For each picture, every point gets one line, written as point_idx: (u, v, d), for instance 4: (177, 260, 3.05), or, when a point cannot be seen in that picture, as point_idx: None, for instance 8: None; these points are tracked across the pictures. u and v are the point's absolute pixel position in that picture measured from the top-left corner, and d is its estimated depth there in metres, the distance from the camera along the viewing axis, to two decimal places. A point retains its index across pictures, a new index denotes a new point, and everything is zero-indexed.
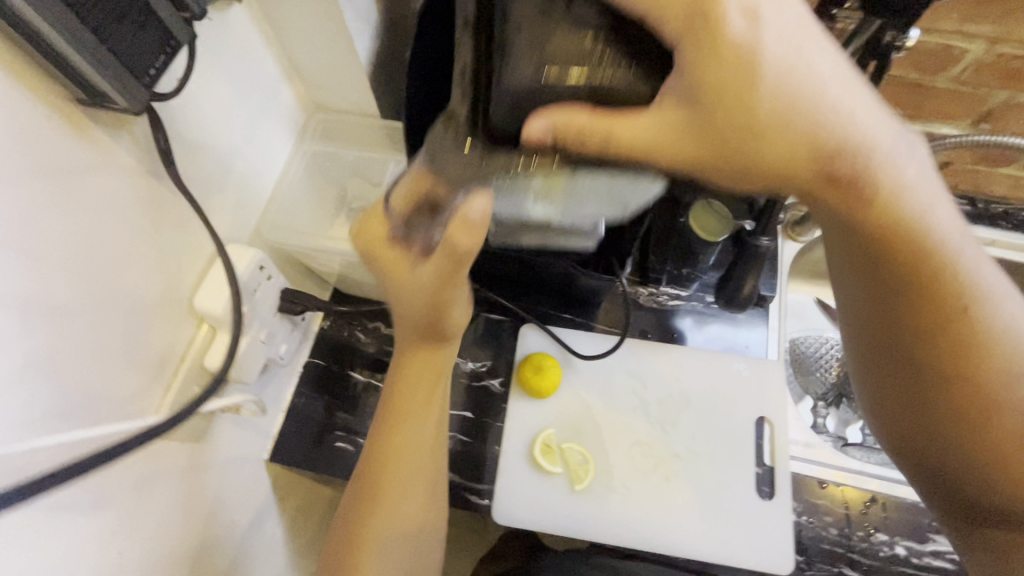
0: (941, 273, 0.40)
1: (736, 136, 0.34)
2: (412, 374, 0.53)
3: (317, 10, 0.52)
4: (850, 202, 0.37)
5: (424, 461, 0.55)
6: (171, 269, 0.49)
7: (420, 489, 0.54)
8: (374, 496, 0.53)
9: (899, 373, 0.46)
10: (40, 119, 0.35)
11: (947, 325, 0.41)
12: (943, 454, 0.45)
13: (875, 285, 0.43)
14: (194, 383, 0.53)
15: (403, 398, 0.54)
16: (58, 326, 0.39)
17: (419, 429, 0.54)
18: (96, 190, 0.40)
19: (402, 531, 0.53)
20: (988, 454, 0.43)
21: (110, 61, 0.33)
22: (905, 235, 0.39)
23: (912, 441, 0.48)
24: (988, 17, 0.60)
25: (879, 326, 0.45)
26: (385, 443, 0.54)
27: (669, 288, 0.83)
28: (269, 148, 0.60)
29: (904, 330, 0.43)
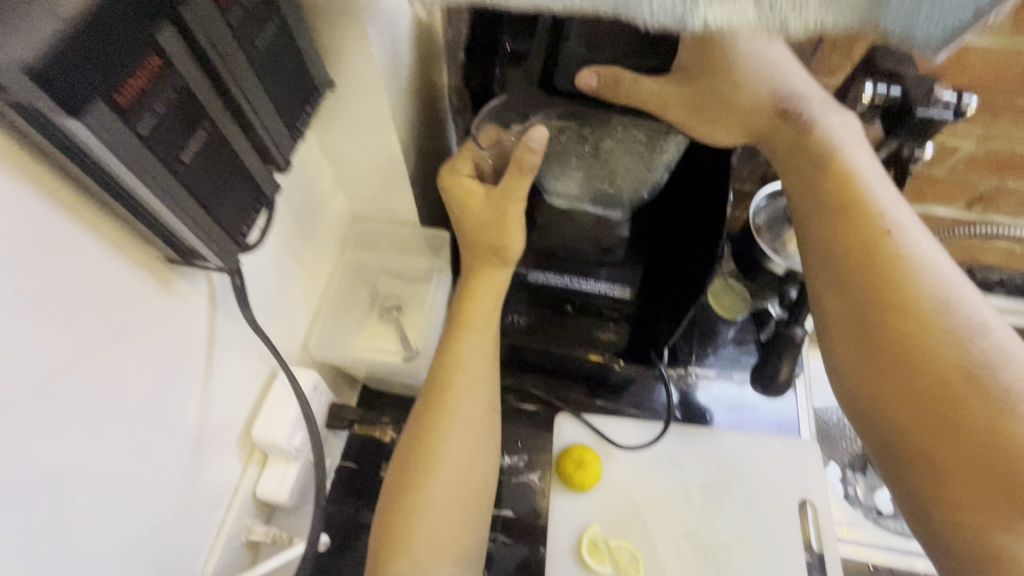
0: (893, 254, 0.41)
1: (710, 97, 0.48)
2: (462, 345, 0.53)
3: (372, 138, 0.55)
4: (815, 181, 0.46)
5: (473, 434, 0.51)
6: (231, 401, 0.49)
7: (467, 465, 0.50)
8: (418, 469, 0.49)
9: (892, 376, 0.40)
10: (133, 280, 0.36)
11: (911, 305, 0.40)
12: (948, 460, 0.37)
13: (852, 288, 0.42)
14: (245, 514, 0.53)
15: (453, 369, 0.52)
16: (126, 484, 0.38)
17: (467, 400, 0.52)
18: (174, 339, 0.41)
19: (446, 510, 0.48)
20: (986, 457, 0.36)
21: (212, 230, 0.34)
22: (864, 213, 0.43)
23: (907, 454, 0.39)
24: (978, 120, 0.66)
25: (854, 324, 0.42)
26: (432, 412, 0.51)
27: (697, 368, 0.85)
28: (314, 260, 0.62)
29: (883, 320, 0.41)
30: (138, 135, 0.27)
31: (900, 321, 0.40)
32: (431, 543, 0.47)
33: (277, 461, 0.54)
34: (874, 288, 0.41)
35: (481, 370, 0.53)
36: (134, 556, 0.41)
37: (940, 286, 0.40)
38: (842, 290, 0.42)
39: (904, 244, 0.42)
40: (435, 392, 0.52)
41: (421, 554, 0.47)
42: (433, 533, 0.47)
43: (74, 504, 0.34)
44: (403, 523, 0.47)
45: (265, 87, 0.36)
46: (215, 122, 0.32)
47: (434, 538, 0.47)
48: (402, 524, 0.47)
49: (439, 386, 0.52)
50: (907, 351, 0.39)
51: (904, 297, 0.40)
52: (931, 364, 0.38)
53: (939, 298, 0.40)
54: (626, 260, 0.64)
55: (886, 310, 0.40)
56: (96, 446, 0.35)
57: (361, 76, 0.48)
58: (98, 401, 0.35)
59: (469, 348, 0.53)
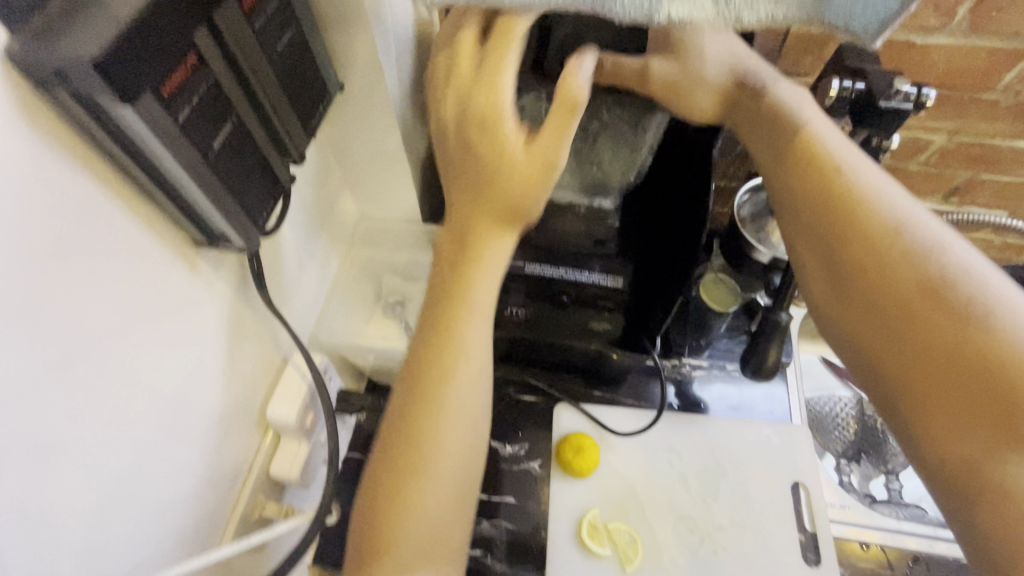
0: (852, 188, 0.42)
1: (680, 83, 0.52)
2: (459, 330, 0.42)
3: (380, 138, 0.60)
4: (778, 142, 0.46)
5: (464, 437, 0.41)
6: (250, 381, 0.53)
7: (456, 474, 0.41)
8: (402, 469, 0.40)
9: (868, 311, 0.39)
10: (167, 262, 0.40)
11: (873, 231, 0.40)
12: (943, 387, 0.35)
13: (817, 230, 0.43)
14: (259, 492, 0.56)
15: (449, 355, 0.41)
16: (160, 450, 0.42)
17: (465, 398, 0.42)
18: (202, 320, 0.45)
19: (427, 518, 0.39)
20: (961, 377, 0.34)
21: (237, 213, 0.38)
22: (822, 159, 0.44)
23: (911, 387, 0.36)
24: (948, 115, 0.70)
25: (830, 268, 0.42)
26: (419, 409, 0.41)
27: (691, 358, 0.88)
28: (324, 255, 0.65)
29: (846, 255, 0.41)
30: (177, 124, 0.31)
31: (870, 264, 0.40)
32: (413, 552, 0.39)
33: (291, 442, 0.57)
34: (838, 240, 0.41)
35: (479, 367, 0.43)
36: (162, 522, 0.44)
37: (898, 216, 0.40)
38: (810, 236, 0.44)
39: (863, 186, 0.42)
40: (424, 381, 0.41)
41: (400, 563, 0.38)
42: (415, 540, 0.39)
43: (114, 467, 0.38)
44: (383, 526, 0.39)
45: (283, 86, 0.40)
46: (241, 116, 0.36)
47: (415, 547, 0.39)
48: (383, 528, 0.39)
49: (428, 377, 0.41)
50: (874, 275, 0.39)
51: (866, 228, 0.40)
52: (896, 279, 0.38)
53: (914, 228, 0.39)
54: (620, 253, 0.68)
55: (849, 245, 0.41)
56: (134, 413, 0.39)
57: (367, 75, 0.52)
58: (134, 372, 0.38)
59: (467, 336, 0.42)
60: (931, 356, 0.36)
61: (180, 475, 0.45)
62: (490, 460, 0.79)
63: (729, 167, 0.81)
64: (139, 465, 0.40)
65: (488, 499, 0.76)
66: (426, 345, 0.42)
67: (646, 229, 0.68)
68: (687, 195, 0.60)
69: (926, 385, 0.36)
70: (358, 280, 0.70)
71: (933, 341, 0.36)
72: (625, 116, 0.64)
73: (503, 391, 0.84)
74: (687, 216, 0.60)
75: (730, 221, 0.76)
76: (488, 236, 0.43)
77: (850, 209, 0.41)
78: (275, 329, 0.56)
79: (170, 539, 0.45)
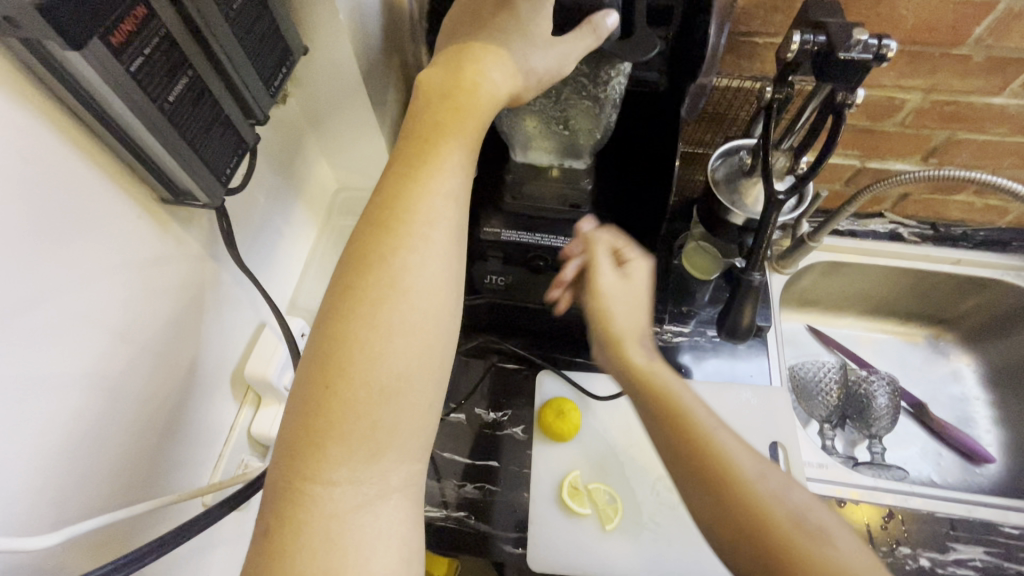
0: (694, 430, 0.44)
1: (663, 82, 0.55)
2: (411, 237, 0.39)
3: (349, 104, 0.61)
4: (640, 392, 0.48)
5: (431, 351, 0.38)
6: (223, 341, 0.55)
7: (425, 392, 0.38)
8: (362, 382, 0.36)
9: (730, 517, 0.41)
10: (131, 215, 0.42)
11: (713, 471, 0.42)
12: (763, 538, 0.39)
13: (676, 465, 0.44)
14: (241, 451, 0.58)
15: (393, 243, 0.38)
16: (132, 399, 0.44)
17: (431, 306, 0.38)
18: (170, 275, 0.47)
19: (394, 432, 0.37)
20: (765, 533, 0.39)
21: (198, 167, 0.40)
22: (676, 407, 0.45)
23: (735, 532, 0.40)
24: (919, 73, 0.70)
25: (681, 477, 0.44)
26: (382, 313, 0.37)
27: (672, 326, 0.88)
28: (301, 223, 0.67)
29: (682, 469, 0.44)
30: (129, 73, 0.32)
31: (699, 455, 0.43)
32: (378, 472, 0.36)
33: (270, 403, 0.59)
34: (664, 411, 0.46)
35: (445, 272, 0.40)
36: (138, 469, 0.45)
37: (690, 387, 0.47)
38: (655, 425, 0.46)
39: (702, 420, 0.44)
40: (387, 282, 0.37)
41: (358, 487, 0.35)
42: (380, 458, 0.36)
43: (84, 409, 0.39)
44: (340, 442, 0.35)
45: (242, 44, 0.41)
46: (198, 71, 0.38)
47: (380, 467, 0.36)
48: (339, 444, 0.35)
49: (393, 277, 0.38)
50: (699, 460, 0.43)
51: (707, 449, 0.43)
52: (746, 512, 0.40)
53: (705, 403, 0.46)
54: (594, 216, 0.68)
55: (698, 470, 0.43)
56: (103, 360, 0.41)
57: (334, 46, 0.54)
58: (104, 320, 0.40)
59: (433, 235, 0.39)
60: (778, 570, 0.38)
61: (158, 426, 0.47)
62: (473, 426, 0.81)
63: (704, 132, 0.82)
64: (112, 412, 0.42)
65: (476, 464, 0.78)
66: (388, 244, 0.38)
67: (620, 190, 0.68)
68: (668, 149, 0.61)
69: (758, 561, 0.39)
70: (335, 249, 0.71)
71: (781, 555, 0.38)
72: (584, 70, 0.57)
73: (486, 360, 0.85)
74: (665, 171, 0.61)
75: (706, 184, 0.77)
76: (455, 169, 0.42)
77: (704, 454, 0.43)
78: (250, 293, 0.59)
79: (150, 484, 0.47)
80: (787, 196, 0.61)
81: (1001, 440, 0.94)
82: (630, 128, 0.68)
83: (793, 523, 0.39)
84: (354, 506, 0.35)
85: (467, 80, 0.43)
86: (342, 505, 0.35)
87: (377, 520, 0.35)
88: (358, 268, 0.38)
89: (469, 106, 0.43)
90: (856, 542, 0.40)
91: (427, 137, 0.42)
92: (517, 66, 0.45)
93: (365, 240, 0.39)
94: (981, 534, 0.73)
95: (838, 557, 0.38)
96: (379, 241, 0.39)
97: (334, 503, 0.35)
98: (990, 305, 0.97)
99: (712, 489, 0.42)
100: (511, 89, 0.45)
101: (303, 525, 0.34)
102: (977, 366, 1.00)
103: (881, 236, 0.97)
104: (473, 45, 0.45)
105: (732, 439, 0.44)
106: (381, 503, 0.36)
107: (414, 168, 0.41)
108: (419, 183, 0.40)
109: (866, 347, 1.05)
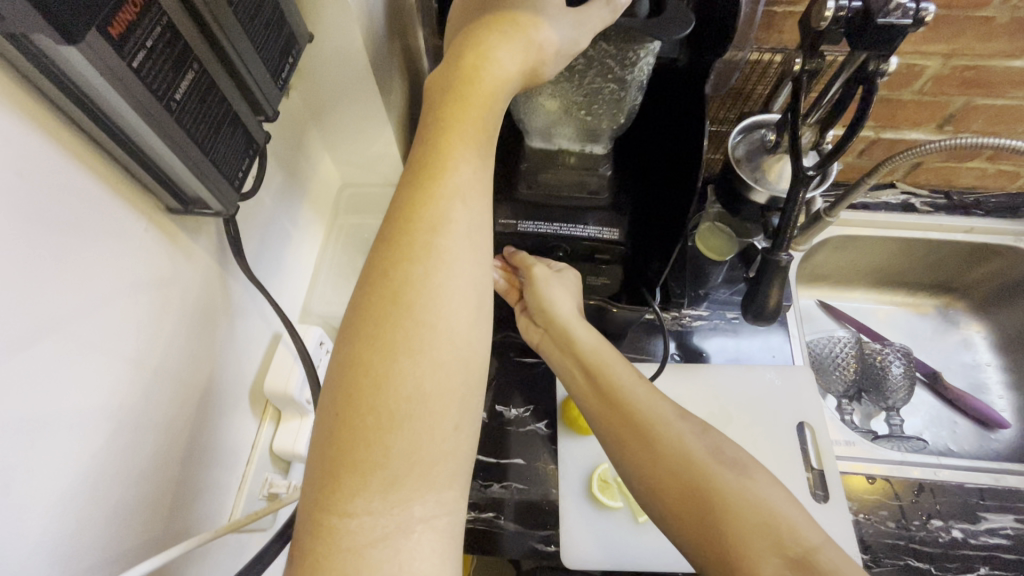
0: (617, 393, 0.54)
1: (653, 103, 0.64)
2: (440, 241, 0.35)
3: (354, 94, 0.58)
4: (566, 360, 0.60)
5: (449, 368, 0.34)
6: (239, 354, 0.52)
7: (446, 414, 0.34)
8: (371, 411, 0.32)
9: (676, 492, 0.46)
10: (138, 230, 0.39)
11: (640, 432, 0.50)
12: (706, 509, 0.44)
13: (625, 439, 0.51)
14: (265, 468, 0.56)
15: (420, 256, 0.35)
16: (147, 426, 0.41)
17: (446, 318, 0.34)
18: (180, 289, 0.43)
19: (414, 460, 0.33)
20: (707, 506, 0.44)
21: (210, 173, 0.36)
22: (601, 370, 0.56)
23: (681, 503, 0.45)
24: (941, 38, 0.68)
25: (639, 453, 0.49)
26: (387, 332, 0.34)
27: (690, 310, 0.87)
28: (308, 224, 0.64)
29: (626, 447, 0.50)
30: (132, 70, 0.29)
31: (622, 414, 0.52)
32: (400, 503, 0.33)
33: (292, 417, 0.56)
34: (588, 376, 0.57)
35: (464, 279, 0.35)
36: (159, 499, 0.43)
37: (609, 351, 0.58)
38: (584, 394, 0.57)
39: (621, 380, 0.55)
40: (389, 299, 0.34)
41: (379, 520, 0.32)
42: (400, 487, 0.33)
43: (98, 444, 0.36)
44: (354, 474, 0.32)
45: (248, 32, 0.37)
46: (204, 64, 0.34)
47: (401, 497, 0.33)
48: (355, 475, 0.32)
49: (395, 293, 0.34)
50: (634, 429, 0.50)
51: (635, 416, 0.51)
52: (678, 466, 0.47)
53: (625, 367, 0.56)
54: (614, 201, 0.65)
55: (632, 431, 0.50)
56: (115, 389, 0.38)
57: (338, 31, 0.50)
58: (111, 344, 0.37)
59: (450, 244, 0.35)
60: (713, 517, 0.43)
61: (175, 450, 0.44)
62: (495, 423, 0.78)
63: (720, 108, 0.80)
64: (127, 442, 0.39)
65: (498, 463, 0.76)
66: (395, 258, 0.35)
67: (640, 174, 0.66)
68: (689, 136, 0.56)
69: (703, 529, 0.43)
70: (348, 250, 0.67)
71: (707, 504, 0.44)
72: (610, 48, 0.52)
73: (505, 354, 0.83)
74: (687, 160, 0.57)
75: (725, 163, 0.74)
76: (469, 166, 0.36)
77: (634, 418, 0.51)
78: (260, 304, 0.56)
79: (174, 512, 0.44)
80: (816, 171, 0.59)
81: (1014, 405, 0.93)
82: (650, 112, 0.65)
83: (712, 463, 0.46)
84: (374, 540, 0.32)
85: (469, 59, 0.36)
86: (361, 539, 0.32)
87: (398, 554, 0.32)
88: (366, 290, 0.35)
89: (481, 95, 0.36)
90: (773, 484, 0.46)
91: (439, 128, 0.36)
92: (531, 39, 0.36)
93: (379, 252, 0.36)
94: (1009, 502, 0.74)
95: (754, 494, 0.44)
96: (393, 254, 0.35)
97: (354, 537, 0.32)
98: (1002, 272, 0.97)
99: (652, 461, 0.48)
100: (522, 68, 0.37)
101: (324, 560, 0.32)
102: (987, 333, 1.00)
103: (894, 207, 0.96)
104: (488, 10, 0.38)
105: (644, 395, 0.53)
106: (403, 536, 0.32)
107: (428, 170, 0.36)
108: (436, 187, 0.35)
109: (882, 321, 1.04)
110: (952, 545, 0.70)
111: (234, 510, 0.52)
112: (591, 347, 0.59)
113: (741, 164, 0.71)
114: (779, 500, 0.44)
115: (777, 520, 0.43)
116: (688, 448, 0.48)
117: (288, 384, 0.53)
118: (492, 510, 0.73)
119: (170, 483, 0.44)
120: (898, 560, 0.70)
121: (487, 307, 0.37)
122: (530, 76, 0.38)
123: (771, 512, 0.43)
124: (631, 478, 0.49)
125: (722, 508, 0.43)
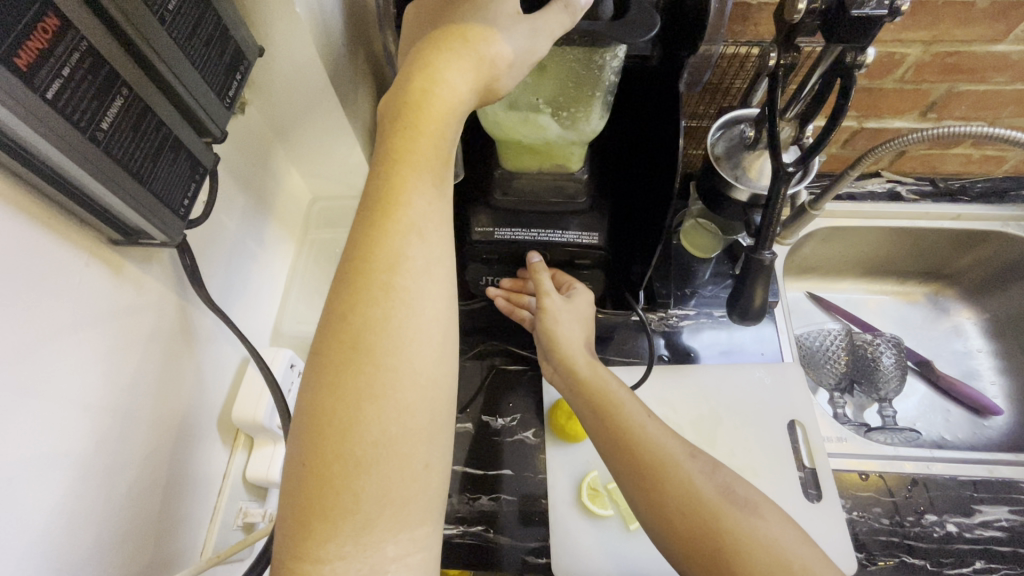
0: (624, 424, 0.52)
1: (627, 106, 0.62)
2: (397, 277, 0.33)
3: (315, 107, 0.55)
4: (569, 387, 0.59)
5: (415, 409, 0.33)
6: (205, 383, 0.50)
7: (415, 453, 0.32)
8: (336, 458, 0.31)
9: (692, 537, 0.45)
10: (79, 266, 0.37)
11: (647, 468, 0.49)
12: (720, 551, 0.43)
13: (634, 474, 0.49)
14: (239, 496, 0.54)
15: (378, 295, 0.33)
16: (103, 467, 0.39)
17: (410, 357, 0.33)
18: (136, 323, 0.42)
19: (385, 502, 0.31)
20: (720, 548, 0.43)
21: (151, 203, 0.34)
22: (606, 400, 0.54)
23: (697, 544, 0.44)
24: (920, 25, 0.67)
25: (650, 492, 0.48)
26: (349, 379, 0.32)
27: (677, 310, 0.85)
28: (275, 242, 0.62)
29: (635, 483, 0.49)
30: (47, 104, 0.27)
31: (630, 450, 0.50)
32: (373, 544, 0.31)
33: (265, 444, 0.55)
34: (592, 406, 0.55)
35: (426, 315, 0.34)
36: (122, 542, 0.41)
37: (609, 380, 0.57)
38: (590, 424, 0.55)
39: (628, 411, 0.53)
40: (348, 343, 0.32)
41: (352, 563, 0.31)
42: (372, 530, 0.31)
43: (49, 496, 0.35)
44: (324, 520, 0.31)
45: (185, 52, 0.35)
46: (135, 89, 0.32)
47: (373, 539, 0.31)
48: (325, 522, 0.31)
49: (355, 336, 0.32)
50: (643, 465, 0.49)
51: (642, 454, 0.49)
52: (689, 507, 0.46)
53: (628, 398, 0.55)
54: (592, 207, 0.63)
55: (640, 469, 0.49)
56: (65, 435, 0.36)
57: (293, 46, 0.48)
58: (60, 389, 0.35)
59: (409, 283, 0.33)
60: (730, 558, 0.43)
61: (140, 488, 0.43)
62: (482, 434, 0.77)
63: (698, 104, 0.78)
64: (85, 487, 0.37)
65: (487, 474, 0.74)
66: (354, 298, 0.33)
67: (618, 180, 0.64)
68: (665, 140, 0.54)
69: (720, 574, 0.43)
70: (319, 266, 0.66)
71: (723, 546, 0.43)
72: (574, 52, 0.50)
73: (491, 363, 0.82)
74: (664, 166, 0.55)
75: (705, 159, 0.72)
76: (424, 197, 0.35)
77: (644, 455, 0.49)
78: (227, 332, 0.54)
79: (141, 553, 0.43)
80: (797, 168, 0.57)
81: (1006, 392, 0.92)
82: (626, 113, 0.63)
83: (723, 504, 0.46)
84: None
85: (420, 80, 0.34)
86: None
87: None
88: (327, 332, 0.33)
89: (432, 121, 0.34)
90: (783, 522, 0.46)
91: (390, 160, 0.34)
92: (482, 54, 0.35)
93: (337, 293, 0.34)
94: (1004, 493, 0.73)
95: (767, 534, 0.44)
96: (352, 293, 0.33)
97: None
98: (990, 257, 0.96)
99: (663, 501, 0.47)
100: (474, 86, 0.35)
101: None
102: (977, 320, 0.99)
103: (879, 197, 0.95)
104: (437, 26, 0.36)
105: (652, 426, 0.52)
106: None
107: (380, 206, 0.34)
108: (391, 219, 0.34)
109: (873, 311, 1.02)
110: (947, 540, 0.70)
111: (212, 542, 0.50)
112: (593, 380, 0.57)
113: (721, 160, 0.69)
114: (789, 540, 0.44)
115: (791, 561, 0.43)
116: (697, 485, 0.47)
117: (260, 413, 0.51)
118: (480, 523, 0.71)
119: (137, 523, 0.42)
120: (892, 558, 0.69)
121: (453, 339, 0.35)
122: (484, 92, 0.36)
123: (784, 553, 0.43)
124: (641, 516, 0.48)
125: (735, 551, 0.43)
